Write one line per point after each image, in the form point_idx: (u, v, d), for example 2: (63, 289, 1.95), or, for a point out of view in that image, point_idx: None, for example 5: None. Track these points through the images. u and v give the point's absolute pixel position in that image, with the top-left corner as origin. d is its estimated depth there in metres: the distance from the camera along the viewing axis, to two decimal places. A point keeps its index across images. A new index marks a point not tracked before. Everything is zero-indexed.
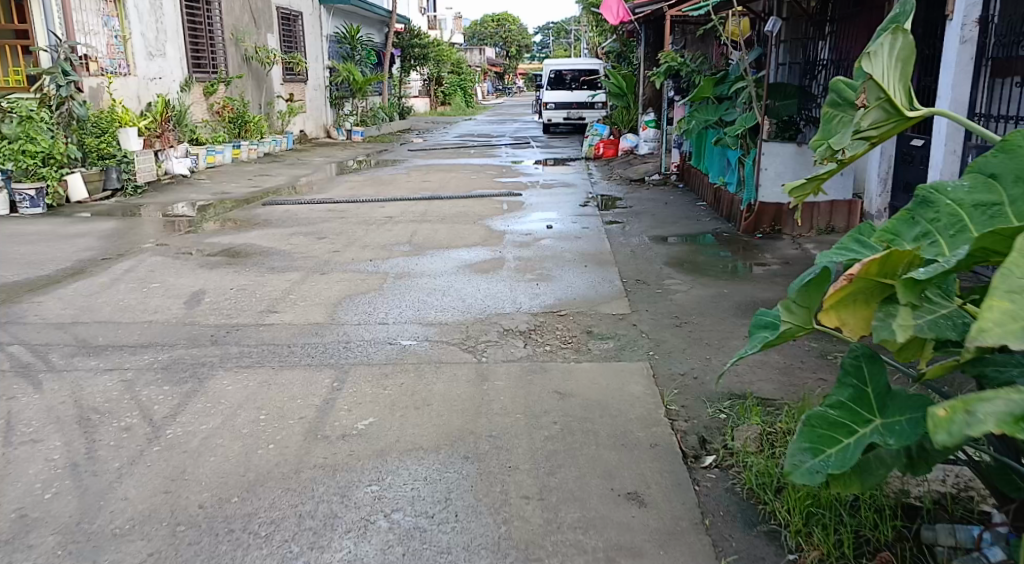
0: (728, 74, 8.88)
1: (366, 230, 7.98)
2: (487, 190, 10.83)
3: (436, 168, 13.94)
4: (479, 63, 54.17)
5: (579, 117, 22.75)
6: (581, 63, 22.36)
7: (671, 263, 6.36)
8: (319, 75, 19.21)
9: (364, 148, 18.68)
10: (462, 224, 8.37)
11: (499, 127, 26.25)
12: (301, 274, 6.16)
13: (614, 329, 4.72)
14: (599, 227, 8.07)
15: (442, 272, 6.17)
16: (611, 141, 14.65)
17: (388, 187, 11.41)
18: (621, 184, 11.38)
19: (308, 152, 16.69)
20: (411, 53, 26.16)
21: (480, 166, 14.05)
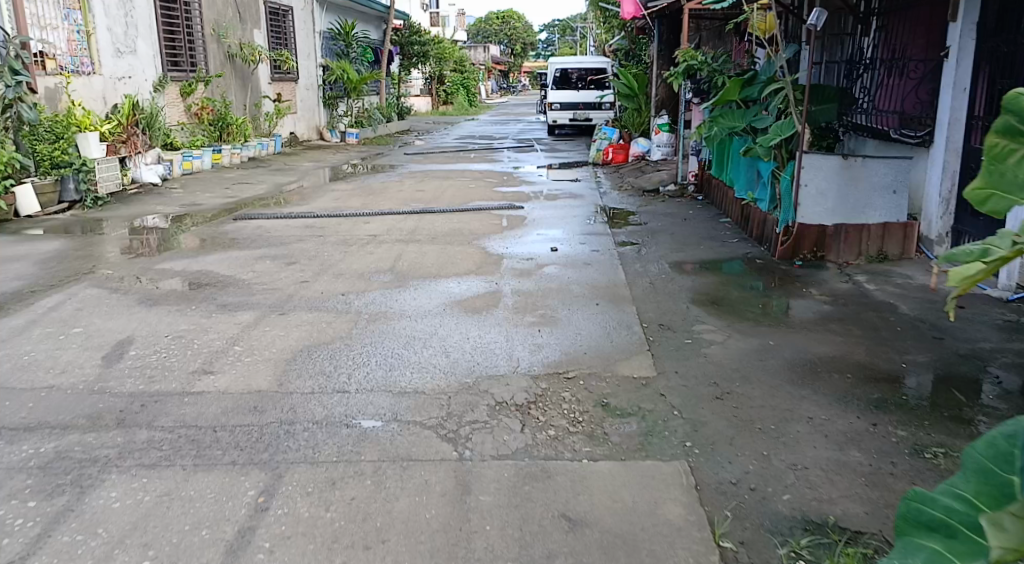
0: (756, 74, 7.86)
1: (344, 254, 6.98)
2: (485, 203, 9.81)
3: (432, 175, 12.93)
4: (483, 62, 53.21)
5: (586, 118, 21.72)
6: (586, 61, 21.30)
7: (699, 300, 5.33)
8: (312, 73, 18.23)
9: (359, 152, 17.68)
10: (455, 245, 7.36)
11: (502, 128, 25.22)
12: (256, 313, 5.17)
13: (637, 402, 3.69)
14: (610, 250, 7.04)
15: (425, 312, 5.16)
16: (620, 145, 13.62)
17: (377, 198, 10.41)
18: (633, 195, 10.36)
19: (297, 156, 15.70)
20: (411, 51, 25.15)
21: (480, 174, 13.03)
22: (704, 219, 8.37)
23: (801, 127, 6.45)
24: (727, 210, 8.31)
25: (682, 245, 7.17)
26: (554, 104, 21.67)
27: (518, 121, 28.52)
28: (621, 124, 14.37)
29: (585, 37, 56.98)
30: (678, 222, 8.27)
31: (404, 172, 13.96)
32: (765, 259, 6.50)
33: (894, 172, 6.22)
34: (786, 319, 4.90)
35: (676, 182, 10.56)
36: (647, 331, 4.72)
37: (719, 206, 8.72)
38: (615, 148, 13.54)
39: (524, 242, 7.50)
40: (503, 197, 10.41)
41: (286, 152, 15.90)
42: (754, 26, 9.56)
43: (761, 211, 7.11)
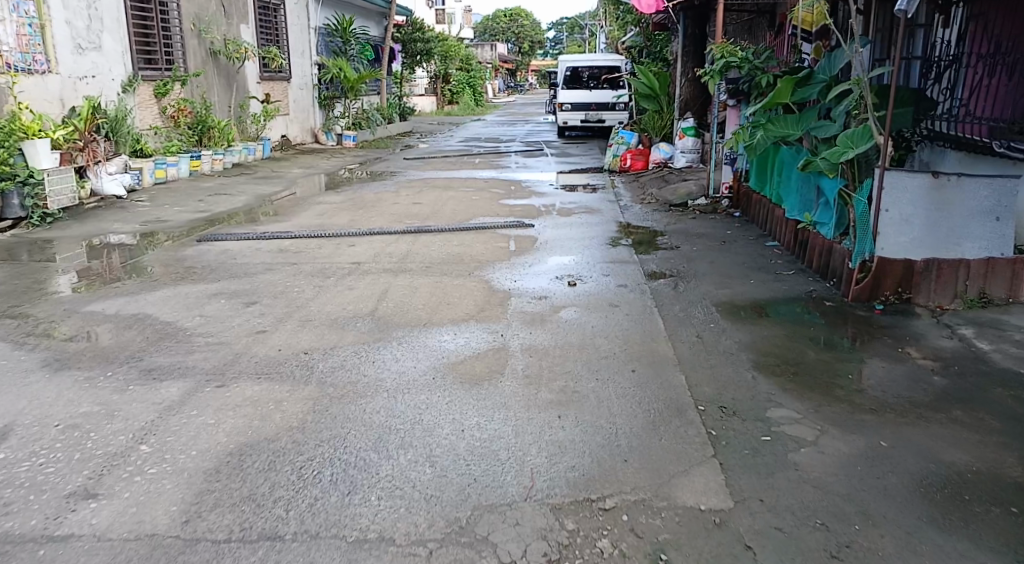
0: (812, 73, 6.63)
1: (317, 289, 5.77)
2: (490, 219, 8.59)
3: (431, 185, 11.72)
4: (489, 60, 52.02)
5: (599, 119, 20.40)
6: (600, 60, 20.53)
7: (766, 364, 4.10)
8: (306, 72, 17.04)
9: (355, 156, 16.51)
10: (452, 277, 6.14)
11: (509, 129, 24.01)
12: (188, 384, 3.97)
13: (712, 561, 2.46)
14: (640, 285, 5.80)
15: (408, 382, 3.93)
16: (639, 151, 12.39)
17: (367, 213, 9.20)
18: (658, 209, 9.15)
19: (288, 161, 14.52)
20: (413, 48, 23.94)
21: (486, 182, 11.82)
22: (747, 243, 7.12)
23: (880, 137, 5.23)
24: (775, 234, 7.09)
25: (726, 279, 5.93)
26: (565, 105, 20.39)
27: (525, 123, 27.28)
28: (639, 129, 13.05)
29: (594, 35, 55.68)
30: (715, 247, 7.02)
31: (402, 179, 12.76)
32: (834, 301, 5.26)
33: (997, 195, 4.98)
34: (890, 399, 3.66)
35: (707, 195, 9.31)
36: (706, 418, 3.47)
37: (764, 227, 7.49)
38: (635, 154, 12.39)
39: (536, 272, 6.28)
40: (510, 211, 9.18)
41: (275, 157, 14.70)
42: (800, 18, 8.35)
43: (824, 237, 5.90)
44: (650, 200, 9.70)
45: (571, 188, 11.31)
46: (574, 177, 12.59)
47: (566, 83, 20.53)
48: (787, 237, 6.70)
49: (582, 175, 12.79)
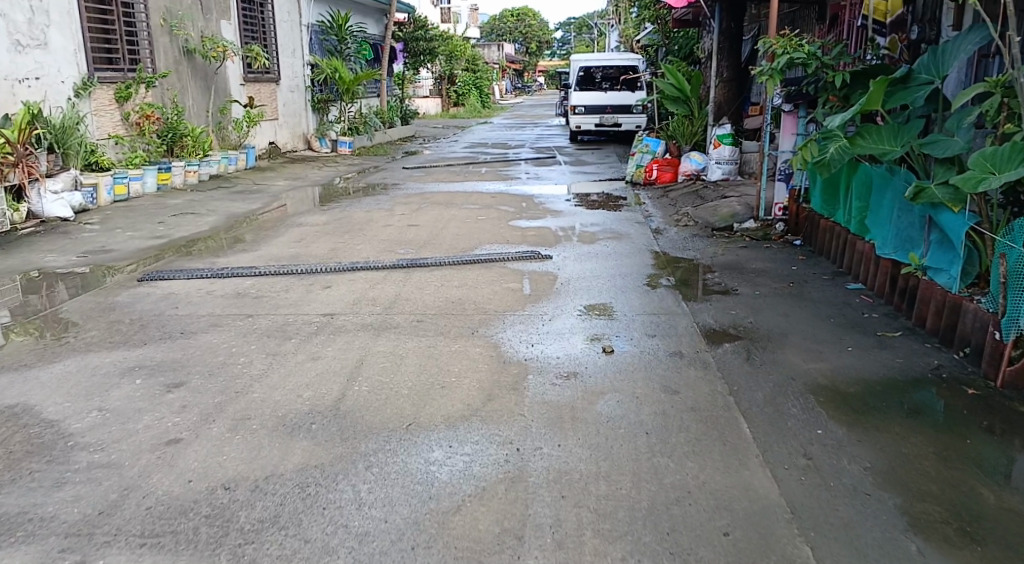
0: (911, 72, 5.20)
1: (270, 358, 4.35)
2: (497, 248, 7.16)
3: (431, 200, 10.31)
4: (496, 60, 50.60)
5: (614, 123, 18.89)
6: (612, 59, 19.24)
7: (929, 522, 2.68)
8: (296, 73, 15.65)
9: (350, 164, 15.11)
10: (448, 336, 4.71)
11: (517, 134, 22.59)
12: (32, 557, 2.55)
13: None
14: (699, 353, 4.37)
15: (375, 556, 2.51)
16: (666, 160, 10.94)
17: (353, 238, 7.79)
18: (698, 233, 7.71)
19: (274, 171, 13.12)
20: (416, 47, 22.50)
21: (492, 198, 10.40)
22: (821, 287, 5.67)
23: None
24: (860, 275, 5.68)
25: (813, 345, 4.49)
26: (578, 107, 18.99)
27: (534, 125, 25.86)
28: (663, 135, 11.56)
29: (605, 34, 54.20)
30: (783, 292, 5.57)
31: (398, 193, 11.38)
32: (976, 387, 3.84)
33: None
34: None
35: (755, 217, 7.82)
36: None
37: (841, 264, 6.07)
38: (662, 163, 10.92)
39: (559, 330, 4.84)
40: (522, 236, 7.74)
41: (260, 166, 13.32)
42: (871, 5, 7.01)
43: (943, 289, 4.49)
44: (686, 221, 8.23)
45: (590, 206, 9.87)
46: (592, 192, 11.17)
47: (578, 85, 19.32)
48: (881, 282, 5.29)
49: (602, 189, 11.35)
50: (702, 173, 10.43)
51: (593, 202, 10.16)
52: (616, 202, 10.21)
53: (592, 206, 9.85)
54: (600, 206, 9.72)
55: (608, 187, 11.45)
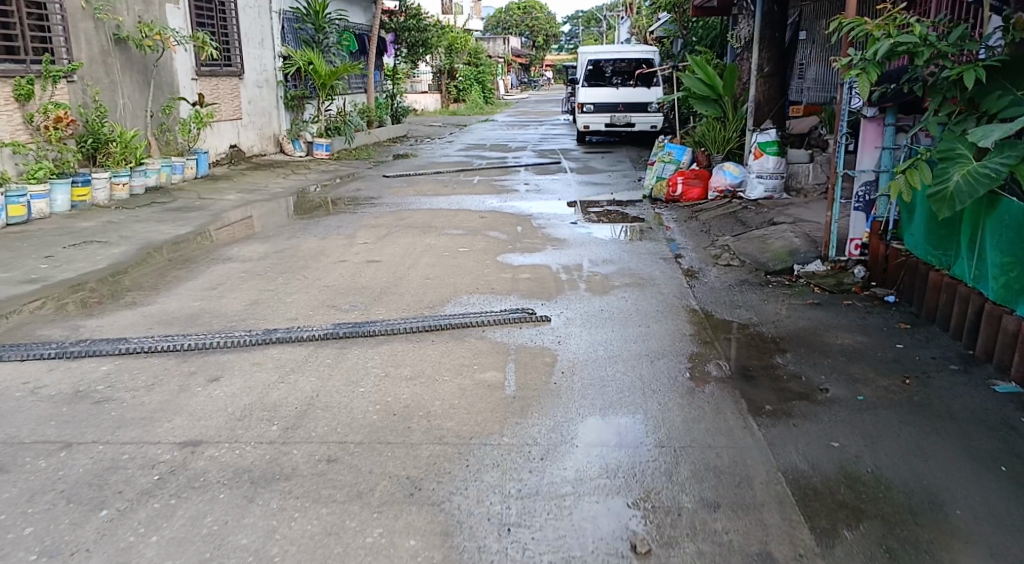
0: None
1: (45, 561, 2.50)
2: (475, 304, 5.25)
3: (403, 221, 8.41)
4: (501, 54, 48.63)
5: (626, 123, 16.94)
6: (625, 52, 17.57)
7: None
8: (264, 66, 13.74)
9: (324, 170, 13.20)
10: (367, 498, 2.82)
11: (520, 133, 20.63)
12: None
13: None
14: (799, 560, 2.48)
15: None
16: (693, 173, 9.00)
17: (287, 281, 5.91)
18: (745, 277, 5.78)
19: (230, 180, 11.25)
20: (409, 38, 20.54)
21: (480, 219, 8.50)
22: (955, 389, 3.75)
23: None
24: (1014, 369, 3.79)
25: (992, 537, 2.60)
26: (587, 105, 17.11)
27: (539, 123, 23.88)
28: (690, 141, 9.62)
29: (614, 27, 52.13)
30: (899, 400, 3.66)
31: (370, 209, 9.51)
32: None
33: None
34: None
35: (822, 257, 5.85)
36: None
37: (973, 343, 4.17)
38: (687, 175, 8.98)
39: (555, 490, 2.89)
40: (511, 281, 5.84)
41: (215, 175, 11.45)
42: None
43: None
44: (728, 260, 6.28)
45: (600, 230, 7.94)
46: (604, 211, 9.24)
47: (586, 81, 17.40)
48: None
49: (614, 206, 9.41)
50: (739, 189, 8.54)
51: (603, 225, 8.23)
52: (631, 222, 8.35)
53: (601, 230, 7.93)
54: (613, 231, 7.81)
55: (622, 204, 9.51)
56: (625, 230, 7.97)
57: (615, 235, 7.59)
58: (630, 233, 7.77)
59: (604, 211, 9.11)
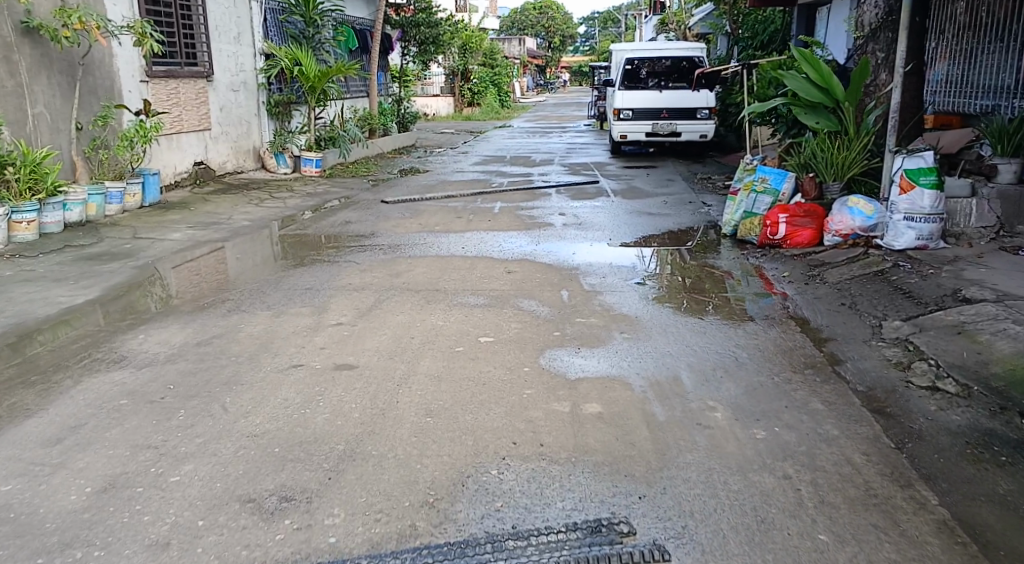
0: None
1: None
2: (513, 513, 2.69)
3: (396, 279, 6.01)
4: (516, 56, 46.29)
5: (671, 132, 14.49)
6: (667, 51, 15.54)
7: None
8: (238, 65, 11.36)
9: (312, 191, 10.81)
10: None
11: (543, 142, 18.18)
12: None
13: None
14: None
15: None
16: (799, 210, 6.53)
17: (189, 418, 3.51)
18: (986, 426, 3.28)
19: (186, 209, 8.87)
20: (417, 35, 17.89)
21: (506, 276, 6.07)
22: None
23: None
24: None
25: None
26: (624, 111, 14.61)
27: (565, 131, 21.45)
28: (790, 164, 7.11)
29: (635, 28, 49.63)
30: None
31: (357, 250, 7.13)
32: None
33: None
34: None
35: None
36: None
37: None
38: (793, 210, 6.55)
39: None
40: (571, 422, 3.41)
41: (168, 202, 9.11)
42: None
43: None
44: (932, 375, 3.80)
45: (687, 298, 5.45)
46: (676, 259, 6.77)
47: (623, 82, 15.16)
48: None
49: (689, 251, 6.91)
50: (874, 233, 6.15)
51: (688, 288, 5.74)
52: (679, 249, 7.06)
53: (689, 299, 5.44)
54: (706, 301, 5.32)
55: (701, 249, 7.02)
56: (661, 259, 6.71)
57: (712, 310, 5.08)
58: (666, 263, 6.53)
59: (679, 261, 6.62)
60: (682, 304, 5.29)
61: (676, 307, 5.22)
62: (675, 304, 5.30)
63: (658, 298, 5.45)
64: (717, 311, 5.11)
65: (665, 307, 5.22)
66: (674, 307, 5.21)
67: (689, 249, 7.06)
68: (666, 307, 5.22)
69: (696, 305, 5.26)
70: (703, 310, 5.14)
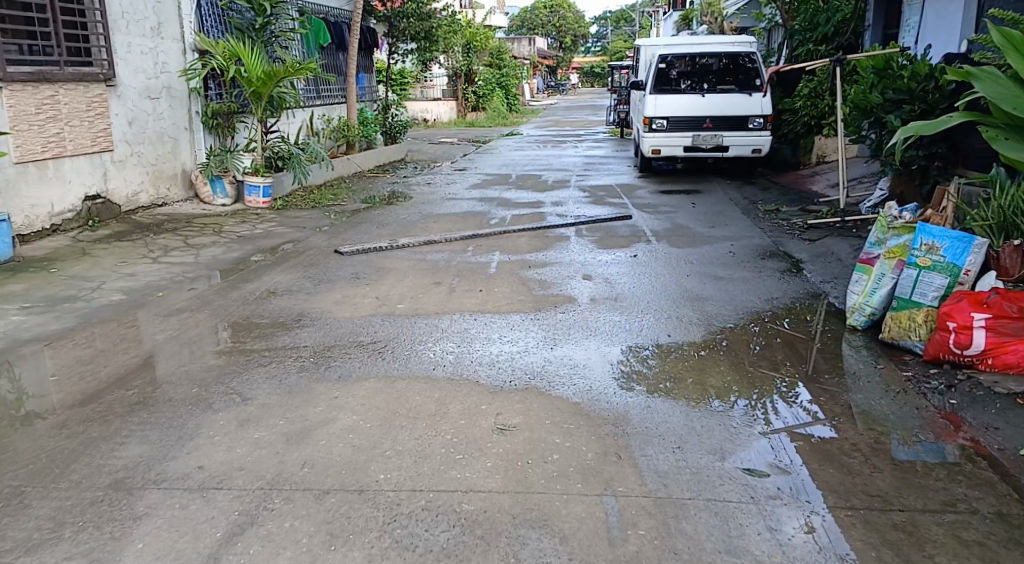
0: None
1: None
2: None
3: (290, 453, 3.23)
4: (525, 57, 43.49)
5: (716, 145, 11.71)
6: (710, 46, 12.76)
7: None
8: (158, 62, 8.63)
9: (248, 229, 8.10)
10: None
11: (557, 155, 15.38)
12: None
13: None
14: None
15: None
16: (996, 302, 3.96)
17: None
18: None
19: (43, 269, 6.16)
20: (406, 29, 14.96)
21: (496, 445, 3.29)
22: None
23: None
24: None
25: None
26: (657, 119, 11.82)
27: (582, 140, 18.63)
28: (980, 227, 4.44)
29: (652, 27, 46.62)
30: None
31: (259, 360, 4.39)
32: None
33: None
34: None
35: None
36: None
37: None
38: (995, 306, 3.95)
39: None
40: None
41: (28, 258, 6.45)
42: None
43: None
44: None
45: (793, 418, 3.60)
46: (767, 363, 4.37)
47: (656, 84, 12.38)
48: None
49: (811, 381, 4.10)
50: None
51: (789, 396, 3.87)
52: (781, 365, 4.31)
53: (790, 405, 3.75)
54: (820, 412, 3.65)
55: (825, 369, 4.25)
56: (757, 394, 3.90)
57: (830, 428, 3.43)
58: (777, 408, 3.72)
59: (750, 355, 4.46)
60: (777, 416, 3.60)
61: (767, 421, 3.54)
62: (773, 423, 3.51)
63: (755, 426, 3.47)
64: (834, 436, 3.40)
65: (750, 421, 3.53)
66: (761, 421, 3.53)
67: (810, 370, 4.24)
68: (755, 423, 3.50)
69: (800, 421, 3.55)
70: (811, 427, 3.51)
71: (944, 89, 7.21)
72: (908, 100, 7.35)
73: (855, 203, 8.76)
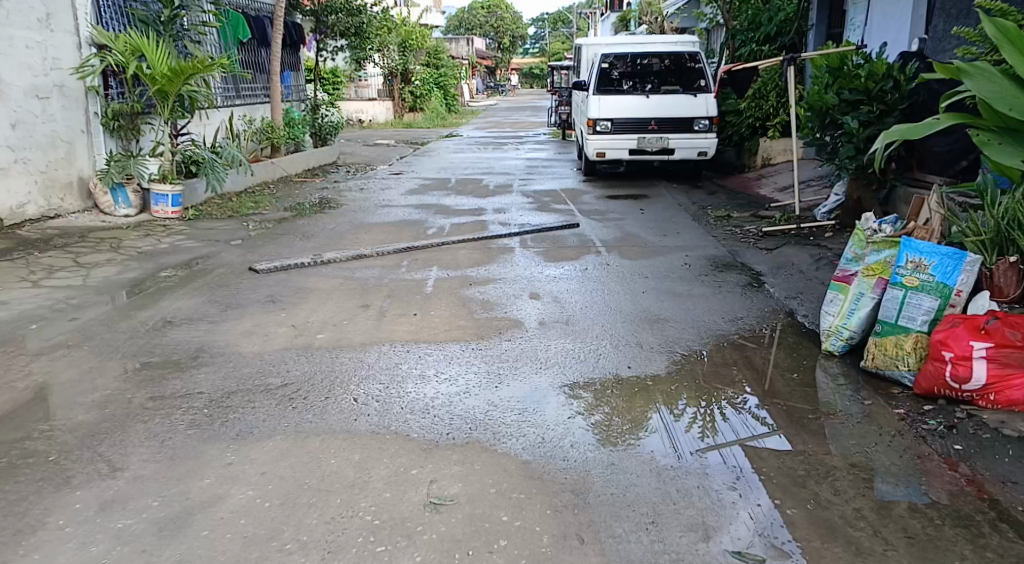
0: None
1: None
2: None
3: (158, 553, 2.57)
4: (464, 58, 42.78)
5: (661, 147, 11.27)
6: (652, 46, 12.35)
7: None
8: (47, 58, 7.69)
9: (153, 245, 7.25)
10: None
11: (497, 159, 14.78)
12: None
13: None
14: None
15: None
16: (997, 329, 3.48)
17: None
18: None
19: None
20: (335, 25, 14.15)
21: (425, 528, 2.66)
22: None
23: None
24: None
25: None
26: (600, 121, 11.30)
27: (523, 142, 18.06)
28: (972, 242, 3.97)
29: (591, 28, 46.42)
30: None
31: (141, 414, 3.67)
32: None
33: None
34: None
35: None
36: None
37: None
38: (996, 333, 3.47)
39: None
40: None
41: None
42: None
43: None
44: None
45: (744, 426, 3.49)
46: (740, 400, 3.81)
47: (599, 85, 11.88)
48: None
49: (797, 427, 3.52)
50: None
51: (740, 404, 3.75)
52: (759, 403, 3.76)
53: (740, 412, 3.65)
54: (772, 420, 3.54)
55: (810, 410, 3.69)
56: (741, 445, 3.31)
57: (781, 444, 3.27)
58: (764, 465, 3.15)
59: (722, 390, 3.90)
60: (728, 425, 3.49)
61: (717, 432, 3.42)
62: (725, 435, 3.38)
63: (704, 436, 3.37)
64: (788, 446, 3.28)
65: (699, 430, 3.44)
66: (711, 431, 3.42)
67: (792, 407, 3.71)
68: (706, 435, 3.38)
69: (752, 429, 3.46)
70: (763, 437, 3.39)
71: (902, 89, 6.87)
72: (865, 101, 6.97)
73: (808, 208, 8.40)
